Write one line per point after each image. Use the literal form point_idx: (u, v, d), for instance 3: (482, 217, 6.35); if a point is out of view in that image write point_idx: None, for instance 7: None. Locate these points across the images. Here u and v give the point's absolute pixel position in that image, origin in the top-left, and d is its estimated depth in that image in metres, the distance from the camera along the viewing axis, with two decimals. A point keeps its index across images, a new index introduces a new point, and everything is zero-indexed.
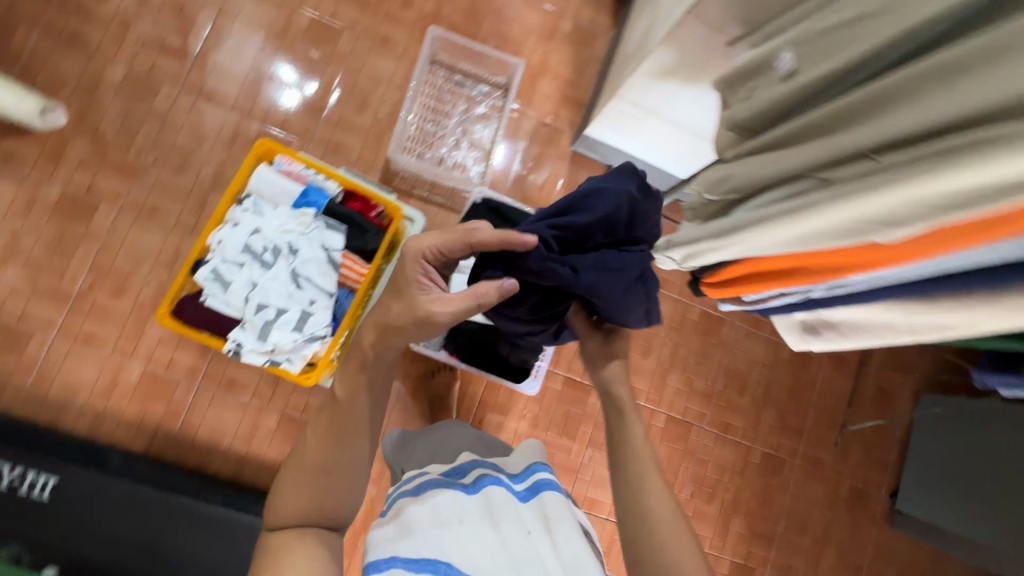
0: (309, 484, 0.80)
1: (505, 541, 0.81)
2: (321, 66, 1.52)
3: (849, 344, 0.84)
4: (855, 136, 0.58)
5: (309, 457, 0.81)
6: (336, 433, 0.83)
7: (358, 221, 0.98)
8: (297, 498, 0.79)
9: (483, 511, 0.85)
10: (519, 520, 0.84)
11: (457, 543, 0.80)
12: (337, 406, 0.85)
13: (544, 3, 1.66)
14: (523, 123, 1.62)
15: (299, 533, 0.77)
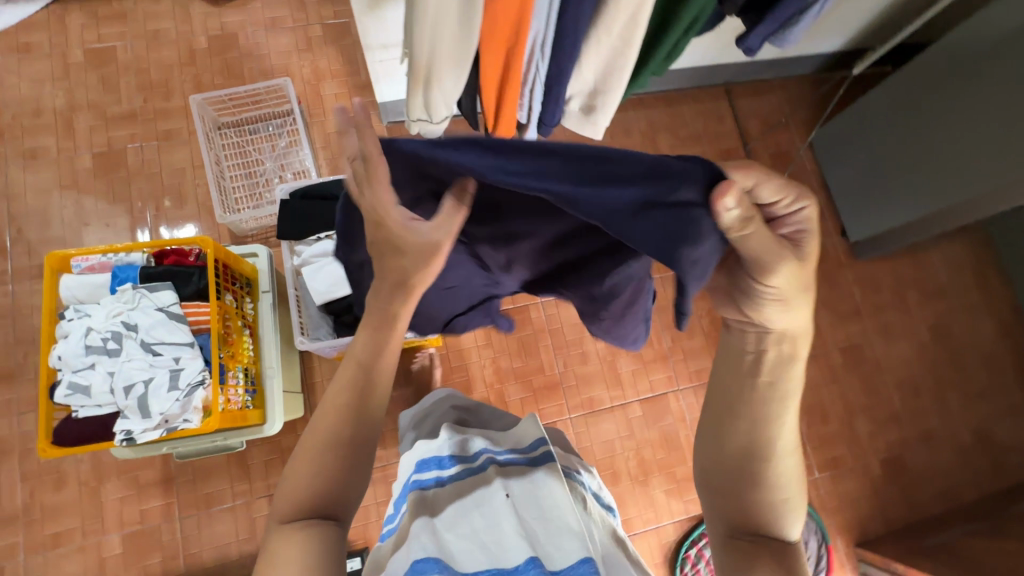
0: (329, 472, 0.65)
1: (505, 524, 0.66)
2: (125, 189, 1.56)
3: (619, 95, 0.88)
4: None
5: (330, 437, 0.65)
6: (364, 411, 0.67)
7: (180, 270, 1.00)
8: (311, 484, 0.64)
9: (475, 500, 0.71)
10: (525, 496, 0.70)
11: (447, 540, 0.65)
12: (353, 375, 0.67)
13: (286, 24, 1.74)
14: (329, 129, 1.68)
15: (297, 531, 0.61)
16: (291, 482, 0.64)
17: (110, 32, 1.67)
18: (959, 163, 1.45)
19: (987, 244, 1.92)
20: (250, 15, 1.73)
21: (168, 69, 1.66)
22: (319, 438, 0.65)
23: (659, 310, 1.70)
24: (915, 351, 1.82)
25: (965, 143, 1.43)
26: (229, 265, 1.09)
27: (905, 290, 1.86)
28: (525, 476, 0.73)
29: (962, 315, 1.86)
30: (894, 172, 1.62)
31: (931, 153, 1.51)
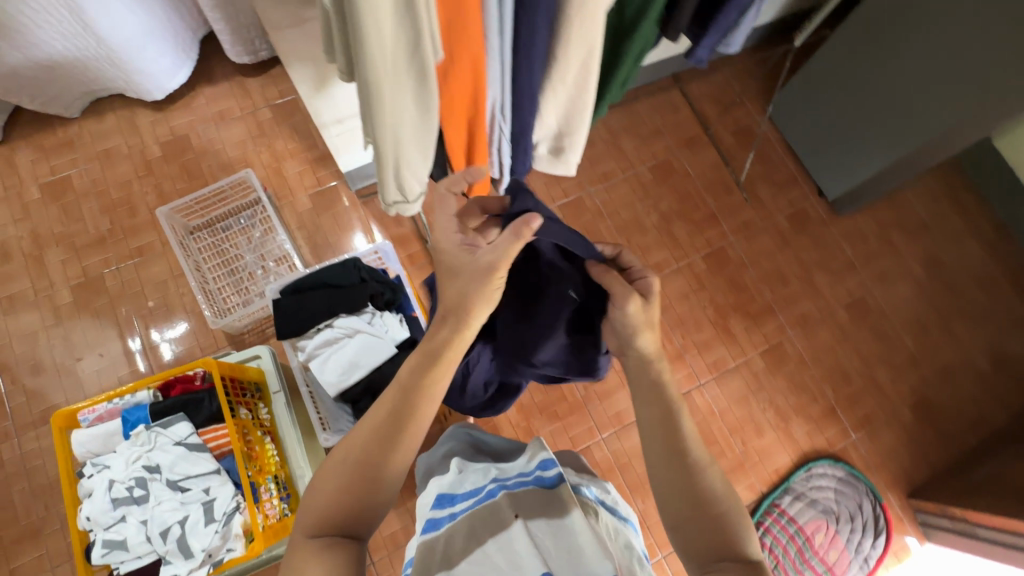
0: (354, 487, 0.67)
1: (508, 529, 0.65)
2: (110, 314, 1.54)
3: (584, 135, 0.88)
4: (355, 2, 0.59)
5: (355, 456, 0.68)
6: (394, 425, 0.69)
7: (190, 398, 0.98)
8: (334, 503, 0.65)
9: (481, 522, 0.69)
10: (524, 509, 0.69)
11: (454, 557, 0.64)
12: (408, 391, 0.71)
13: (235, 114, 1.74)
14: (301, 209, 1.67)
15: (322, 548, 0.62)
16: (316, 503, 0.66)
17: (61, 162, 1.65)
18: (925, 103, 1.43)
19: (956, 171, 1.95)
20: (197, 113, 1.73)
21: (127, 184, 1.64)
22: (347, 460, 0.68)
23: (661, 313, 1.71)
24: (916, 290, 1.83)
25: (925, 78, 1.41)
26: (234, 377, 1.08)
27: (891, 233, 1.88)
28: (529, 495, 0.72)
29: (953, 246, 1.88)
30: (862, 114, 1.60)
31: (896, 91, 1.48)
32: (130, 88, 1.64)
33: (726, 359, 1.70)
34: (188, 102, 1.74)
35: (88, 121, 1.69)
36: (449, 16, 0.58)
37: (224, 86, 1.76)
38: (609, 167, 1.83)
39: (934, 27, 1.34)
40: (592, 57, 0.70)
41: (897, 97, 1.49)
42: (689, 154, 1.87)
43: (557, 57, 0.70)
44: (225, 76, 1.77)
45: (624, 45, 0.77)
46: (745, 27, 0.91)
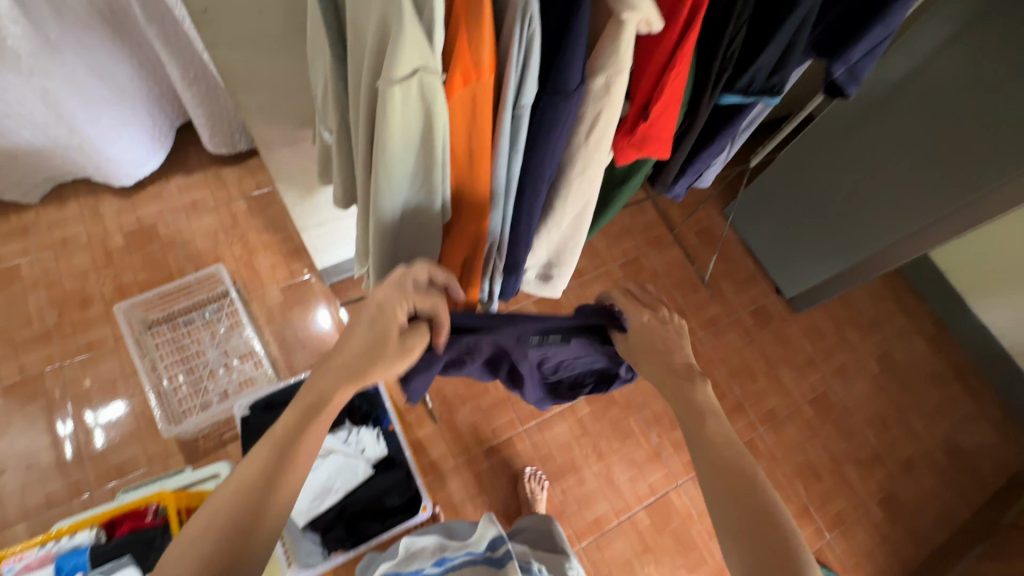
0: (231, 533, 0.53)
1: None
2: (46, 419, 1.41)
3: (572, 266, 0.91)
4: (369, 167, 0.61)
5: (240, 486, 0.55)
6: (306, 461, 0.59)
7: (137, 538, 0.88)
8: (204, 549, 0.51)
9: None
10: None
11: None
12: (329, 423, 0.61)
13: (207, 204, 1.70)
14: (270, 303, 1.61)
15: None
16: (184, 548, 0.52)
17: (12, 250, 1.55)
18: (870, 216, 1.59)
19: (897, 271, 2.13)
20: (168, 202, 1.68)
21: (83, 275, 1.56)
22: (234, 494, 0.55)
23: (637, 410, 1.71)
24: (871, 384, 1.93)
25: (870, 194, 1.57)
26: (191, 506, 0.98)
27: (844, 329, 2.00)
28: None
29: (901, 341, 2.02)
30: (817, 221, 1.75)
31: (844, 203, 1.64)
32: (98, 174, 1.59)
33: None
34: (158, 190, 1.69)
35: (47, 208, 1.62)
36: (460, 182, 0.60)
37: (199, 176, 1.73)
38: (582, 264, 1.90)
39: (874, 154, 1.52)
40: (587, 208, 0.74)
41: (846, 212, 1.64)
42: (656, 252, 1.97)
43: (556, 208, 0.73)
44: (200, 165, 1.74)
45: (613, 196, 0.79)
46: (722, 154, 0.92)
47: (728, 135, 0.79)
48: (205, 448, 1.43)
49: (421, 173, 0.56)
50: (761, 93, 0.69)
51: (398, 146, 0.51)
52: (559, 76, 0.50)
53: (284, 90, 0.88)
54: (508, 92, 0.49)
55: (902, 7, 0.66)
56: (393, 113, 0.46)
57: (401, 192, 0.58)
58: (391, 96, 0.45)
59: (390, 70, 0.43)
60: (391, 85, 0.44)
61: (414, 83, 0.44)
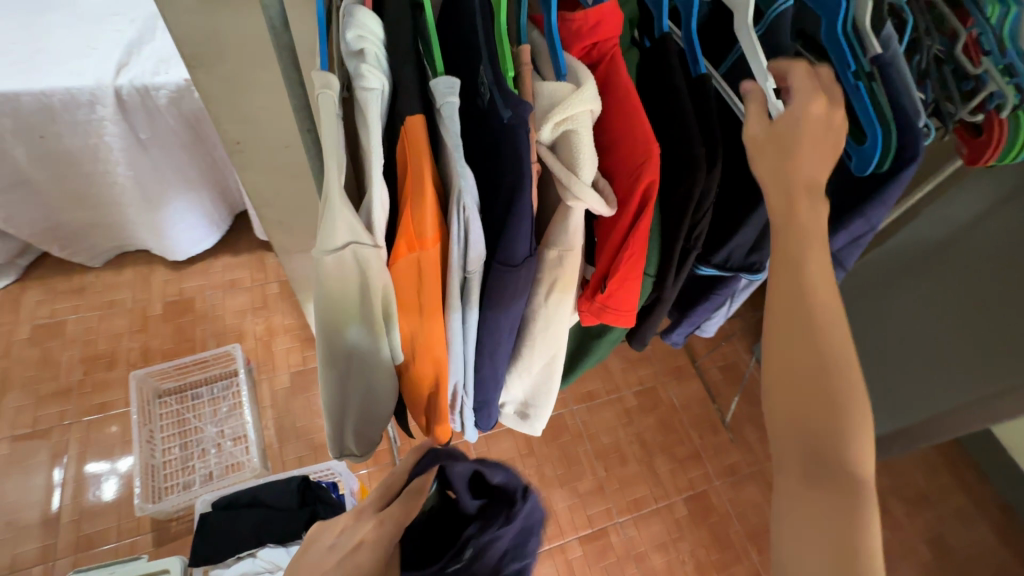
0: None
1: None
2: (40, 474, 1.44)
3: (551, 408, 0.88)
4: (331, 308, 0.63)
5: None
6: None
7: None
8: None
9: None
10: None
11: None
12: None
13: (244, 284, 1.82)
14: (277, 386, 1.64)
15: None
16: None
17: (64, 306, 1.70)
18: (902, 380, 1.45)
19: (952, 441, 1.90)
20: (210, 278, 1.81)
21: (117, 337, 1.66)
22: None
23: (635, 561, 1.54)
24: (920, 573, 1.66)
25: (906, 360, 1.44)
26: None
27: (886, 500, 1.77)
28: None
29: (958, 527, 1.75)
30: None
31: (877, 359, 1.52)
32: (157, 248, 1.75)
33: None
34: (205, 267, 1.84)
35: (106, 272, 1.78)
36: (412, 333, 0.60)
37: (244, 257, 1.87)
38: (594, 386, 1.82)
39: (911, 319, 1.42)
40: (556, 359, 0.73)
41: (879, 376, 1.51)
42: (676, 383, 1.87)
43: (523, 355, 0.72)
44: (247, 248, 1.89)
45: (589, 345, 0.78)
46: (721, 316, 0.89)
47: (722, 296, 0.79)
48: (176, 532, 1.39)
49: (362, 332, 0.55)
50: (739, 269, 0.67)
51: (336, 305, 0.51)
52: (506, 251, 0.52)
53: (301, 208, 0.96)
54: (453, 258, 0.51)
55: (887, 205, 0.64)
56: (326, 277, 0.48)
57: (344, 349, 0.56)
58: (324, 264, 0.47)
59: (325, 242, 0.46)
60: (324, 255, 0.46)
61: (346, 255, 0.46)
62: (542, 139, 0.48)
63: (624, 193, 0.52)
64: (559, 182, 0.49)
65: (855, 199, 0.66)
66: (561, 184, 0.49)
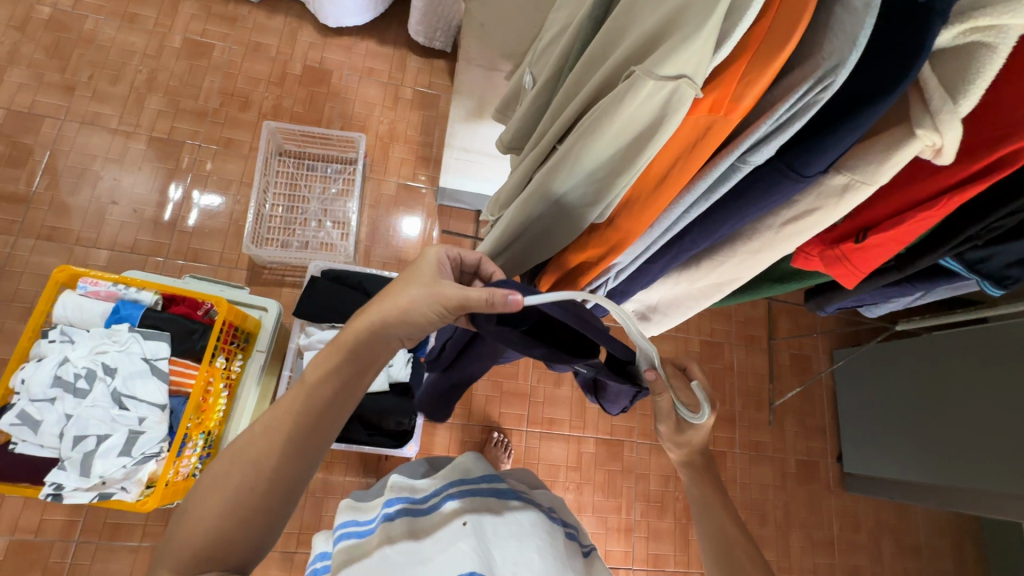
0: (272, 495, 0.49)
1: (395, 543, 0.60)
2: (166, 180, 1.56)
3: (677, 320, 0.84)
4: (560, 123, 0.59)
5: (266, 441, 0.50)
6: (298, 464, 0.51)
7: (182, 324, 0.95)
8: (234, 525, 0.48)
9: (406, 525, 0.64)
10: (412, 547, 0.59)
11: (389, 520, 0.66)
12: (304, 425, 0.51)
13: (381, 77, 1.76)
14: (380, 190, 1.67)
15: None
16: (197, 516, 0.48)
17: (215, 30, 1.69)
18: (976, 457, 1.42)
19: (974, 517, 1.87)
20: (352, 59, 1.75)
21: (255, 82, 1.68)
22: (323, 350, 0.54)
23: (636, 479, 1.65)
24: None
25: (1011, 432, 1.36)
26: (235, 323, 1.04)
27: (881, 536, 1.79)
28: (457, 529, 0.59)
29: None
30: (930, 419, 1.55)
31: (961, 428, 1.47)
32: (313, 5, 1.66)
33: (669, 560, 1.62)
34: (350, 44, 1.77)
35: (259, 11, 1.73)
36: (636, 194, 0.57)
37: (388, 50, 1.78)
38: None
39: None
40: (730, 283, 0.68)
41: (969, 428, 1.45)
42: (745, 349, 1.82)
43: (702, 264, 0.67)
44: (394, 41, 1.80)
45: (761, 286, 0.73)
46: (895, 305, 0.75)
47: (920, 288, 0.65)
48: (265, 279, 1.53)
49: (618, 159, 0.53)
50: (987, 278, 0.57)
51: (615, 132, 0.49)
52: (804, 155, 0.45)
53: (510, 21, 0.90)
54: (747, 140, 0.45)
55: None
56: (629, 101, 0.46)
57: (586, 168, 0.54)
58: (643, 86, 0.44)
59: (656, 65, 0.43)
60: (649, 77, 0.43)
61: (668, 87, 0.43)
62: (936, 44, 0.39)
63: (972, 144, 0.43)
64: (926, 97, 0.41)
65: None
66: (921, 107, 0.41)
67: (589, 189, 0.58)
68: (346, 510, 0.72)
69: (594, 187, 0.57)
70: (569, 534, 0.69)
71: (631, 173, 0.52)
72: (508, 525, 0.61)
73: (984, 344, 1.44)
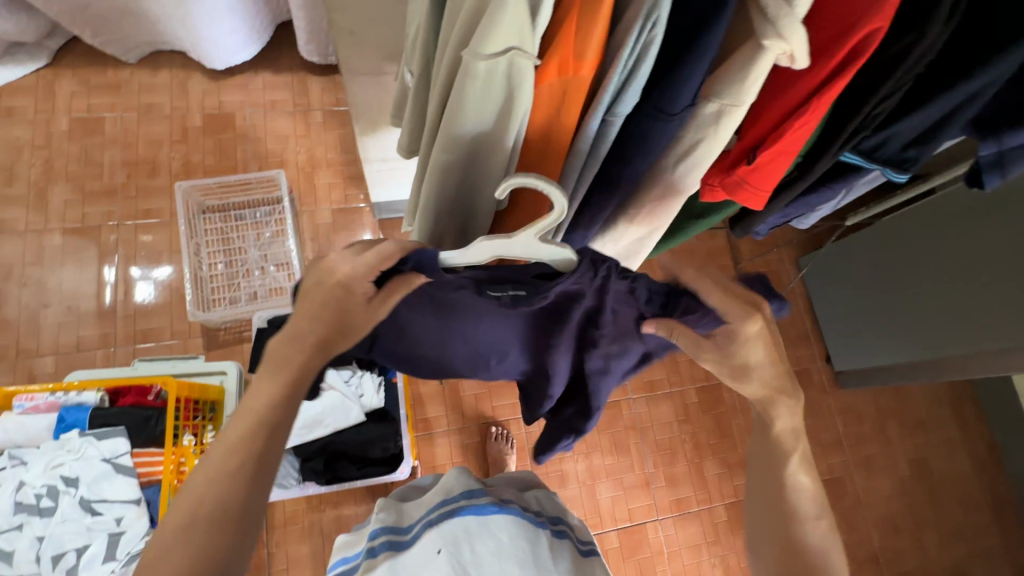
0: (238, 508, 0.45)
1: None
2: (94, 268, 1.50)
3: None
4: (434, 120, 0.57)
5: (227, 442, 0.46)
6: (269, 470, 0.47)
7: (135, 414, 0.92)
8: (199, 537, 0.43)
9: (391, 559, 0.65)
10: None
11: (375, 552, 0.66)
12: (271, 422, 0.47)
13: (286, 107, 1.70)
14: (316, 220, 1.63)
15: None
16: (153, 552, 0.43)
17: (101, 102, 1.61)
18: (955, 317, 1.45)
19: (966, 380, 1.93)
20: (250, 95, 1.69)
21: (157, 145, 1.61)
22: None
23: (641, 433, 1.66)
24: (893, 486, 1.79)
25: (977, 290, 1.39)
26: (193, 397, 1.01)
27: (885, 421, 1.85)
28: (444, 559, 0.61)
29: (940, 451, 1.85)
30: (900, 299, 1.58)
31: (930, 300, 1.50)
32: (194, 51, 1.59)
33: (691, 501, 1.65)
34: (245, 81, 1.70)
35: (141, 71, 1.65)
36: None
37: (285, 77, 1.72)
38: None
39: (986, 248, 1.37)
40: (652, 235, 0.67)
41: (937, 298, 1.49)
42: None
43: (620, 224, 0.65)
44: (289, 66, 1.73)
45: (688, 225, 0.71)
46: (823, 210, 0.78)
47: (840, 187, 0.67)
48: (223, 340, 1.49)
49: (491, 143, 0.51)
50: (885, 164, 0.61)
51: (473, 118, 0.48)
52: (666, 95, 0.44)
53: (378, 22, 0.86)
54: (603, 97, 0.43)
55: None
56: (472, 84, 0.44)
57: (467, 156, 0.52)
58: (476, 68, 0.43)
59: (481, 45, 0.42)
60: (478, 58, 0.42)
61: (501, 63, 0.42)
62: None
63: (825, 41, 0.43)
64: (762, 5, 0.39)
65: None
66: (761, 17, 0.40)
67: (481, 178, 0.56)
68: (340, 549, 0.74)
69: (485, 174, 0.55)
70: (558, 533, 0.71)
71: (507, 154, 0.51)
72: (484, 537, 0.63)
73: (933, 216, 1.48)
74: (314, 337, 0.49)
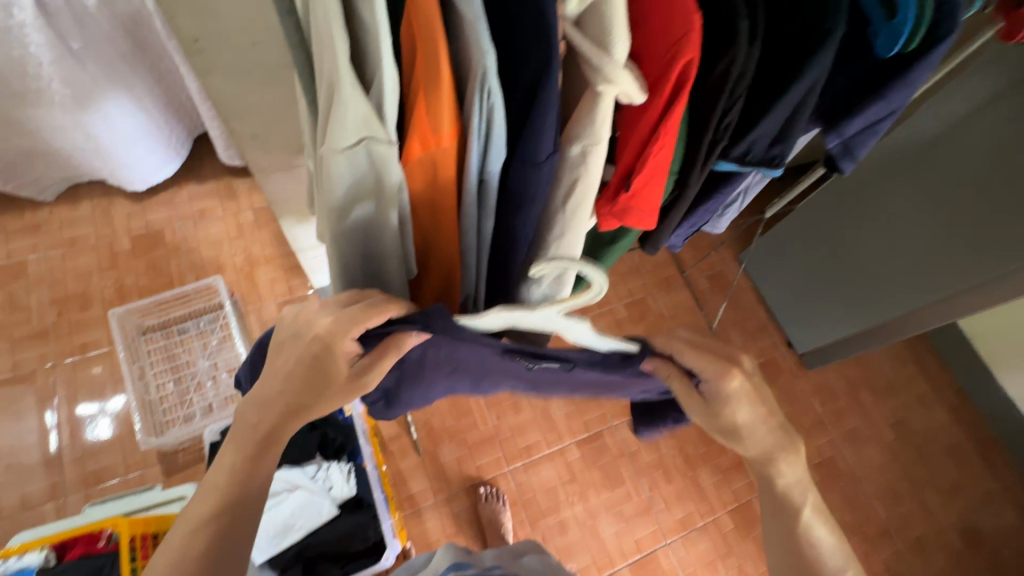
0: None
1: None
2: (32, 417, 1.42)
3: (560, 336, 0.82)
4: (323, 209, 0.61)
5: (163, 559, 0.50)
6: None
7: (85, 566, 0.85)
8: None
9: None
10: None
11: None
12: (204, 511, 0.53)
13: (215, 213, 1.70)
14: (263, 318, 1.61)
15: None
16: None
17: (22, 246, 1.58)
18: (887, 282, 1.50)
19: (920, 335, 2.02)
20: (177, 209, 1.69)
21: (86, 276, 1.58)
22: (200, 515, 0.51)
23: (630, 459, 1.65)
24: (882, 454, 1.82)
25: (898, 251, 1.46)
26: (152, 532, 0.94)
27: (858, 392, 1.90)
28: None
29: (916, 410, 1.90)
30: (835, 274, 1.65)
31: (859, 270, 1.57)
32: (112, 178, 1.59)
33: (695, 516, 1.62)
34: (170, 196, 1.70)
35: (60, 207, 1.64)
36: (426, 236, 0.59)
37: (211, 185, 1.73)
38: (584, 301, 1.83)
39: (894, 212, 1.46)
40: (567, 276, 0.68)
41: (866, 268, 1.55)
42: (665, 292, 1.89)
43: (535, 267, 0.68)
44: (212, 174, 1.75)
45: (599, 254, 0.75)
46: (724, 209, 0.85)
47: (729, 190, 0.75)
48: (183, 462, 1.42)
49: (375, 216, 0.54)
50: (758, 164, 0.68)
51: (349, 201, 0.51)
52: (526, 149, 0.48)
53: (278, 123, 0.89)
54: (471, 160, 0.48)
55: (910, 87, 0.70)
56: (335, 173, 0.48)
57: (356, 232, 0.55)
58: (337, 159, 0.47)
59: (337, 139, 0.46)
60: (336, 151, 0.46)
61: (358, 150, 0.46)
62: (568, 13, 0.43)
63: (654, 77, 0.49)
64: (586, 58, 0.45)
65: (860, 98, 0.73)
66: (589, 67, 0.45)
67: (379, 249, 0.59)
68: None
69: (380, 245, 0.58)
70: None
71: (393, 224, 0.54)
72: None
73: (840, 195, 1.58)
74: (284, 401, 0.54)
